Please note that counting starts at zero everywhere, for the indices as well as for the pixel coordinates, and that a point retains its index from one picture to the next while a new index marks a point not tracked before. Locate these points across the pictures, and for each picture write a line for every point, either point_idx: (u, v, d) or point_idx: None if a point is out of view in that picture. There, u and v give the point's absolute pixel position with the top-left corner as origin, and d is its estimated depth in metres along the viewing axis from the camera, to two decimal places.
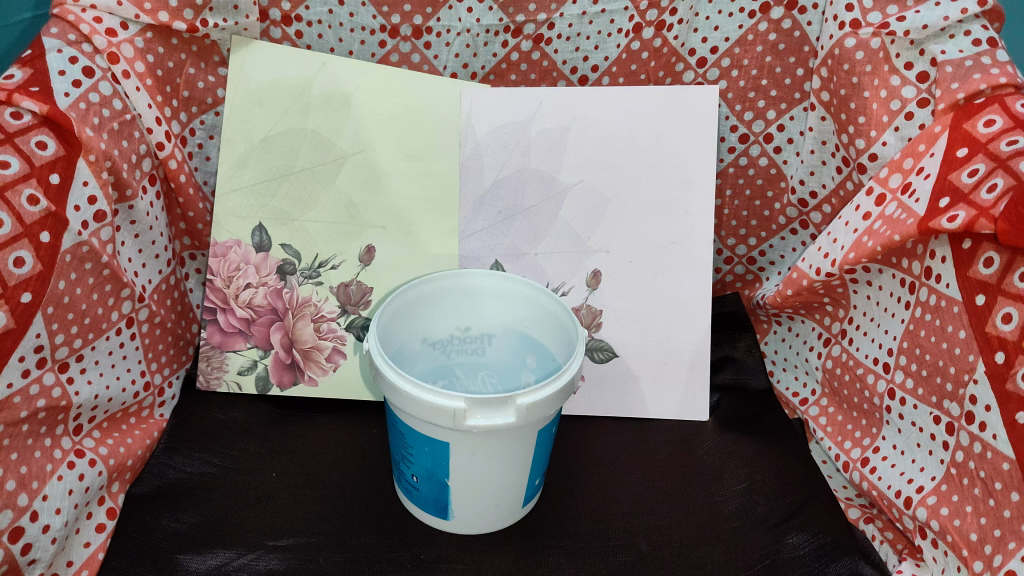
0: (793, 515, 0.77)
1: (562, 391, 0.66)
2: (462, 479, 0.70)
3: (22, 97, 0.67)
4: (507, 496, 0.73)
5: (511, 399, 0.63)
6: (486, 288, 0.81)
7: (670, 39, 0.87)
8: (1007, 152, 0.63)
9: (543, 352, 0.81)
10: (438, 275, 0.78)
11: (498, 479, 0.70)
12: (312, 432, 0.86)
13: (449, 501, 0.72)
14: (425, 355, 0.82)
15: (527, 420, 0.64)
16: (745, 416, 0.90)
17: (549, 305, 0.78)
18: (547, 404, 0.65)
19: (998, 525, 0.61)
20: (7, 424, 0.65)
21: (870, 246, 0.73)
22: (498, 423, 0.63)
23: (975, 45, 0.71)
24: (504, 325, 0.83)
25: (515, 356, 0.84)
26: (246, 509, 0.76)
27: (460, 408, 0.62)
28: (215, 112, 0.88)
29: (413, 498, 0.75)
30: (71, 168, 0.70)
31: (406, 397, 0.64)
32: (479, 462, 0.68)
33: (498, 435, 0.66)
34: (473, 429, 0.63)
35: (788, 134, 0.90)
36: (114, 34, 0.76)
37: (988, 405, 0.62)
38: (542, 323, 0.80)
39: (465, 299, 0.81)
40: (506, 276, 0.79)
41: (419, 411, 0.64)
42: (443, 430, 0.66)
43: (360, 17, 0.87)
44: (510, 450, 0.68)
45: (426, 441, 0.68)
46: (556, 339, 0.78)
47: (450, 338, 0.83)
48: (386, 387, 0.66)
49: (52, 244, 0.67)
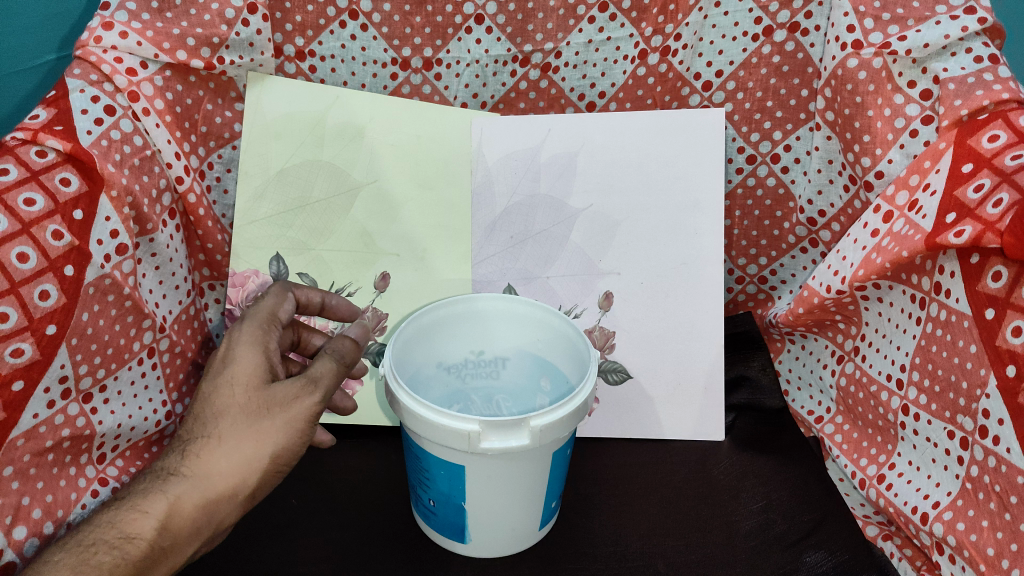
0: (809, 533, 0.78)
1: (577, 412, 0.67)
2: (479, 502, 0.70)
3: (47, 136, 0.70)
4: (522, 519, 0.73)
5: (526, 421, 0.63)
6: (498, 311, 0.81)
7: (675, 65, 0.88)
8: (1011, 166, 0.63)
9: (557, 374, 0.82)
10: (450, 301, 0.79)
11: (513, 502, 0.71)
12: (332, 459, 0.87)
13: (467, 524, 0.72)
14: (440, 380, 0.83)
15: (541, 442, 0.65)
16: (759, 436, 0.90)
17: (560, 327, 0.78)
18: (561, 426, 0.65)
19: (1014, 539, 0.61)
20: (34, 453, 0.67)
21: (879, 263, 0.74)
22: (513, 445, 0.64)
23: (977, 62, 0.72)
24: (517, 348, 0.84)
25: (530, 379, 0.84)
26: (266, 534, 0.78)
27: (475, 431, 0.62)
28: (232, 146, 0.90)
29: (430, 522, 0.76)
30: (93, 204, 0.72)
31: (422, 421, 0.65)
32: (494, 486, 0.69)
33: (513, 458, 0.66)
34: (488, 452, 0.63)
35: (794, 154, 0.91)
36: (134, 73, 0.78)
37: (1001, 418, 0.63)
38: (554, 344, 0.80)
39: (479, 322, 0.82)
40: (518, 300, 0.80)
41: (435, 434, 0.65)
42: (457, 455, 0.66)
43: (371, 51, 0.90)
44: (525, 472, 0.69)
45: (442, 465, 0.69)
46: (569, 360, 0.79)
47: (464, 362, 0.84)
48: (401, 411, 0.67)
49: (77, 278, 0.70)
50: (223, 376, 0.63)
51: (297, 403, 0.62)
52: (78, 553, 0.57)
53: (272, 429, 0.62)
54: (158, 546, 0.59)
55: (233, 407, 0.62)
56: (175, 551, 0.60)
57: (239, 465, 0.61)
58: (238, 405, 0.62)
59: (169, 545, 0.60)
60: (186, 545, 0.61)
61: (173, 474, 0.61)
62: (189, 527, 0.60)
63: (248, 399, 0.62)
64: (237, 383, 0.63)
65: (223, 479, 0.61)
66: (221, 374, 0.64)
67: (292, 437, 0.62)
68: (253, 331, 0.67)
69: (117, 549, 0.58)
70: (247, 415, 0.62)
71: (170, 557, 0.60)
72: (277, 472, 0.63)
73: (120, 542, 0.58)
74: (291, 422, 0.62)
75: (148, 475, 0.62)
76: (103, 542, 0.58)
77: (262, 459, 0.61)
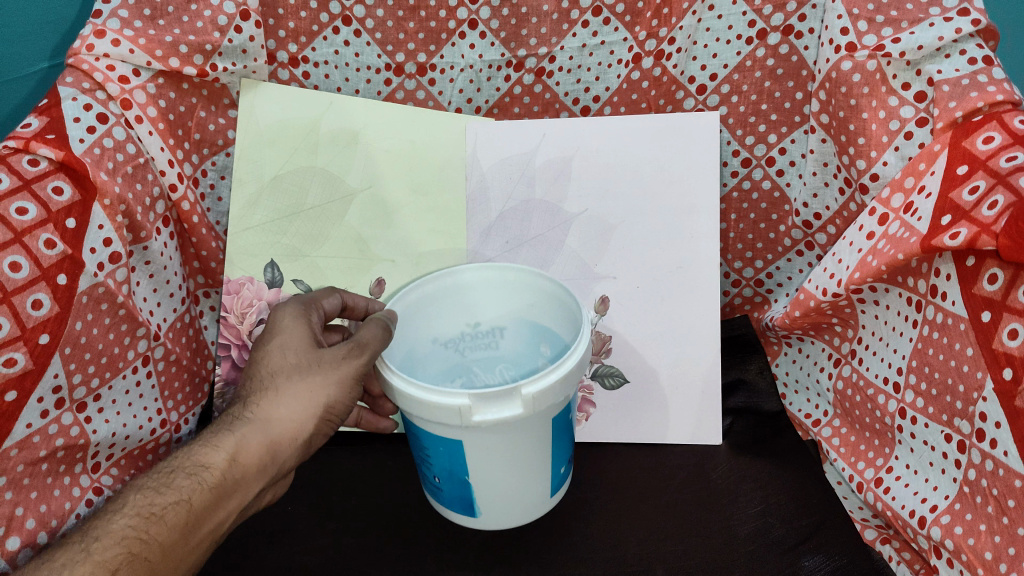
0: (808, 536, 0.78)
1: (570, 375, 0.64)
2: (481, 475, 0.70)
3: (39, 145, 0.70)
4: (528, 486, 0.73)
5: (517, 390, 0.62)
6: (487, 280, 0.80)
7: (670, 68, 0.88)
8: (1006, 168, 0.63)
9: (554, 338, 0.79)
10: (432, 277, 0.77)
11: (516, 471, 0.71)
12: (328, 466, 0.87)
13: (473, 496, 0.73)
14: (436, 357, 0.81)
15: (535, 409, 0.63)
16: (758, 440, 0.89)
17: (551, 290, 0.76)
18: (555, 389, 0.64)
19: (1011, 543, 0.61)
20: (28, 463, 0.67)
21: (875, 266, 0.73)
22: (506, 415, 0.62)
23: (971, 64, 0.72)
24: (513, 315, 0.82)
25: (530, 346, 0.82)
26: (263, 543, 0.79)
27: (465, 405, 0.61)
28: (226, 153, 0.90)
29: (440, 496, 0.76)
30: (86, 212, 0.72)
31: (414, 400, 0.63)
32: (495, 457, 0.68)
33: (509, 427, 0.65)
34: (481, 424, 0.62)
35: (789, 157, 0.91)
36: (127, 81, 0.78)
37: (998, 421, 0.62)
38: (549, 308, 0.78)
39: (470, 293, 0.81)
40: (506, 267, 0.78)
41: (428, 412, 0.63)
42: (452, 430, 0.65)
43: (365, 57, 0.89)
44: (524, 438, 0.68)
45: (439, 441, 0.68)
46: (562, 322, 0.77)
47: (462, 334, 0.82)
48: (392, 390, 0.65)
49: (70, 286, 0.70)
50: (276, 340, 0.66)
51: (351, 362, 0.64)
52: (155, 482, 0.59)
53: (330, 380, 0.64)
54: (227, 478, 0.60)
55: (290, 363, 0.65)
56: (243, 488, 0.62)
57: (297, 412, 0.63)
58: (293, 363, 0.65)
59: (238, 481, 0.61)
60: (254, 481, 0.62)
61: (236, 416, 0.63)
62: (256, 464, 0.62)
63: (306, 354, 0.65)
64: (289, 346, 0.66)
65: (284, 422, 0.63)
66: (276, 333, 0.67)
67: (344, 389, 0.65)
68: (296, 308, 0.69)
69: (192, 477, 0.59)
70: (305, 367, 0.65)
71: (238, 494, 0.61)
72: (329, 421, 0.66)
73: (193, 472, 0.59)
74: (345, 378, 0.65)
75: (212, 420, 0.64)
76: (179, 470, 0.60)
77: (319, 408, 0.64)
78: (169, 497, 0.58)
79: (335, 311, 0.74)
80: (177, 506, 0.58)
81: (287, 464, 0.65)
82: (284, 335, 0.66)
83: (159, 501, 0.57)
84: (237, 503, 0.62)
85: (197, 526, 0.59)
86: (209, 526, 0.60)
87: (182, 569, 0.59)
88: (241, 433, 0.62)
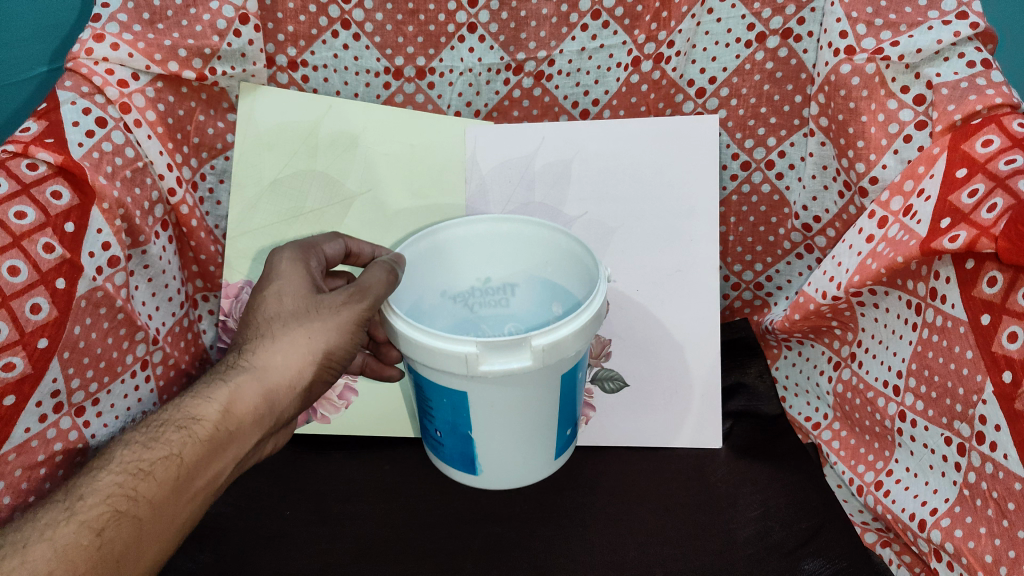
0: (807, 540, 0.78)
1: (583, 330, 0.64)
2: (484, 429, 0.70)
3: (38, 149, 0.69)
4: (532, 442, 0.73)
5: (526, 341, 0.61)
6: (501, 233, 0.80)
7: (669, 72, 0.88)
8: (1005, 171, 0.63)
9: (566, 296, 0.79)
10: (446, 224, 0.78)
11: (522, 425, 0.70)
12: (326, 470, 0.87)
13: (476, 450, 0.73)
14: (445, 310, 0.82)
15: (544, 362, 0.63)
16: (757, 442, 0.89)
17: (566, 245, 0.75)
18: (565, 344, 0.63)
19: (1012, 546, 0.61)
20: (26, 467, 0.68)
21: (874, 269, 0.73)
22: (514, 366, 0.62)
23: (970, 67, 0.73)
24: (525, 273, 0.82)
25: (541, 305, 0.82)
26: (262, 550, 0.79)
27: (473, 353, 0.61)
28: (225, 156, 0.90)
29: (443, 451, 0.76)
30: (85, 216, 0.72)
31: (420, 347, 0.63)
32: (500, 411, 0.68)
33: (517, 379, 0.65)
34: (488, 374, 0.62)
35: (789, 160, 0.91)
36: (126, 85, 0.78)
37: (998, 424, 0.62)
38: (564, 265, 0.78)
39: (483, 247, 0.81)
40: (521, 221, 0.77)
41: (434, 360, 0.63)
42: (457, 380, 0.65)
43: (364, 60, 0.89)
44: (532, 393, 0.67)
45: (444, 392, 0.68)
46: (576, 278, 0.76)
47: (472, 290, 0.82)
48: (399, 338, 0.65)
49: (68, 290, 0.70)
50: (274, 286, 0.67)
51: (351, 307, 0.65)
52: (147, 434, 0.60)
53: (331, 326, 0.65)
54: (221, 429, 0.62)
55: (288, 310, 0.66)
56: (239, 438, 0.63)
57: (296, 359, 0.65)
58: (290, 310, 0.66)
59: (232, 431, 0.62)
60: (251, 431, 0.64)
61: (232, 365, 0.64)
62: (251, 413, 0.63)
63: (303, 300, 0.66)
64: (287, 293, 0.67)
65: (283, 371, 0.65)
66: (273, 281, 0.68)
67: (344, 335, 0.66)
68: (295, 252, 0.70)
69: (182, 430, 0.60)
70: (303, 314, 0.66)
71: (234, 444, 0.63)
72: (330, 368, 0.67)
73: (184, 424, 0.60)
74: (344, 323, 0.66)
75: (208, 371, 0.65)
76: (171, 422, 0.61)
77: (317, 354, 0.65)
78: (161, 449, 0.59)
79: (338, 257, 0.74)
80: (166, 460, 0.59)
81: (287, 412, 0.66)
82: (282, 281, 0.67)
83: (148, 456, 0.59)
84: (234, 454, 0.63)
85: (189, 478, 0.60)
86: (205, 478, 0.61)
87: (178, 523, 0.60)
88: (234, 383, 0.63)
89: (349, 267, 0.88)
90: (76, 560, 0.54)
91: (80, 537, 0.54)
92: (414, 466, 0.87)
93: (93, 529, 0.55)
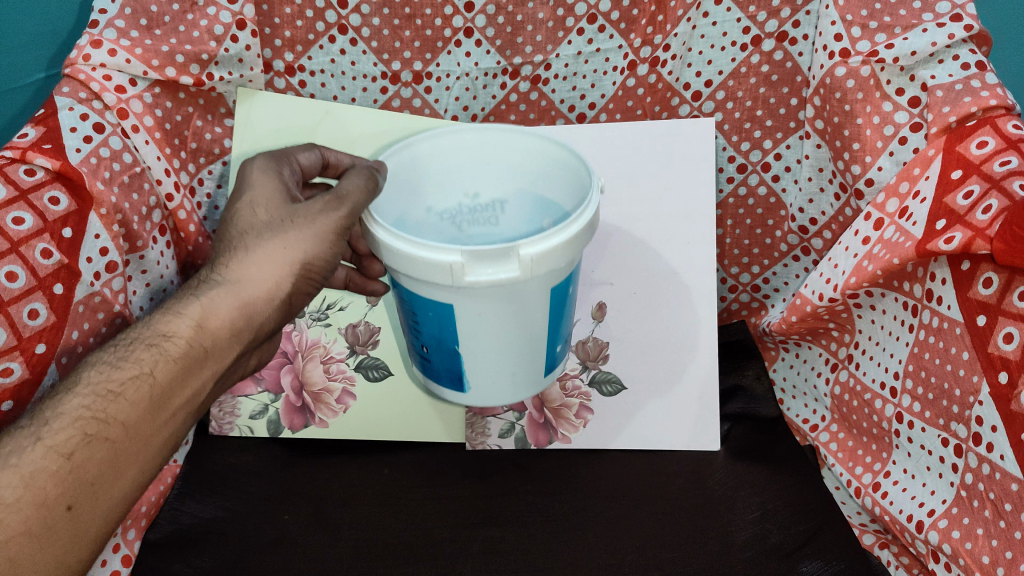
0: (806, 542, 0.79)
1: (575, 240, 0.61)
2: (471, 343, 0.67)
3: (36, 155, 0.70)
4: (520, 357, 0.71)
5: (514, 250, 0.58)
6: (488, 144, 0.73)
7: (665, 75, 0.88)
8: (1000, 172, 0.64)
9: (562, 211, 0.72)
10: (428, 133, 0.71)
11: (510, 342, 0.68)
12: (324, 473, 0.87)
13: (464, 368, 0.71)
14: (423, 226, 0.75)
15: (533, 273, 0.59)
16: (756, 445, 0.89)
17: (563, 154, 0.69)
18: (556, 254, 0.60)
19: (1009, 547, 0.61)
20: None
21: (870, 271, 0.74)
22: (501, 277, 0.59)
23: (964, 70, 0.72)
24: (517, 188, 0.75)
25: (534, 222, 0.75)
26: (260, 555, 0.79)
27: (456, 262, 0.58)
28: (223, 162, 0.90)
29: (429, 370, 0.74)
30: (83, 222, 0.72)
31: (400, 256, 0.60)
32: (487, 324, 0.65)
33: (505, 289, 0.62)
34: (473, 285, 0.59)
35: (785, 162, 0.91)
36: (124, 90, 0.78)
37: (994, 425, 0.63)
38: (557, 179, 0.72)
39: (467, 159, 0.74)
40: (513, 126, 0.71)
41: (415, 270, 0.60)
42: (441, 291, 0.62)
43: (361, 65, 0.89)
44: (523, 307, 0.65)
45: (429, 305, 0.65)
46: (574, 186, 0.70)
47: (459, 207, 0.76)
48: (377, 246, 0.62)
49: (66, 296, 0.70)
50: (246, 197, 0.66)
51: (328, 214, 0.63)
52: (117, 352, 0.60)
53: (306, 235, 0.63)
54: (192, 344, 0.61)
55: (261, 221, 0.64)
56: (214, 353, 0.63)
57: (269, 272, 0.63)
58: (263, 222, 0.64)
59: (206, 347, 0.62)
60: (226, 344, 0.63)
61: (206, 281, 0.64)
62: (225, 328, 0.63)
63: (276, 209, 0.65)
64: (259, 204, 0.65)
65: (257, 285, 0.63)
66: (247, 191, 0.66)
67: (321, 244, 0.64)
68: (267, 160, 0.68)
69: (152, 348, 0.60)
70: (277, 222, 0.64)
71: (209, 358, 0.62)
72: (310, 280, 0.65)
73: (154, 343, 0.60)
74: (323, 232, 0.63)
75: (181, 286, 0.65)
76: (142, 340, 0.60)
77: (294, 264, 0.64)
78: (131, 368, 0.59)
79: (314, 165, 0.72)
80: (137, 379, 0.58)
81: (266, 326, 0.66)
82: (255, 191, 0.66)
83: (117, 376, 0.58)
84: (209, 370, 0.63)
85: (163, 397, 0.60)
86: (180, 396, 0.61)
87: (155, 442, 0.60)
88: (205, 299, 0.62)
89: (325, 180, 0.83)
90: (46, 484, 0.54)
91: (48, 460, 0.54)
92: (413, 469, 0.87)
93: (63, 452, 0.55)
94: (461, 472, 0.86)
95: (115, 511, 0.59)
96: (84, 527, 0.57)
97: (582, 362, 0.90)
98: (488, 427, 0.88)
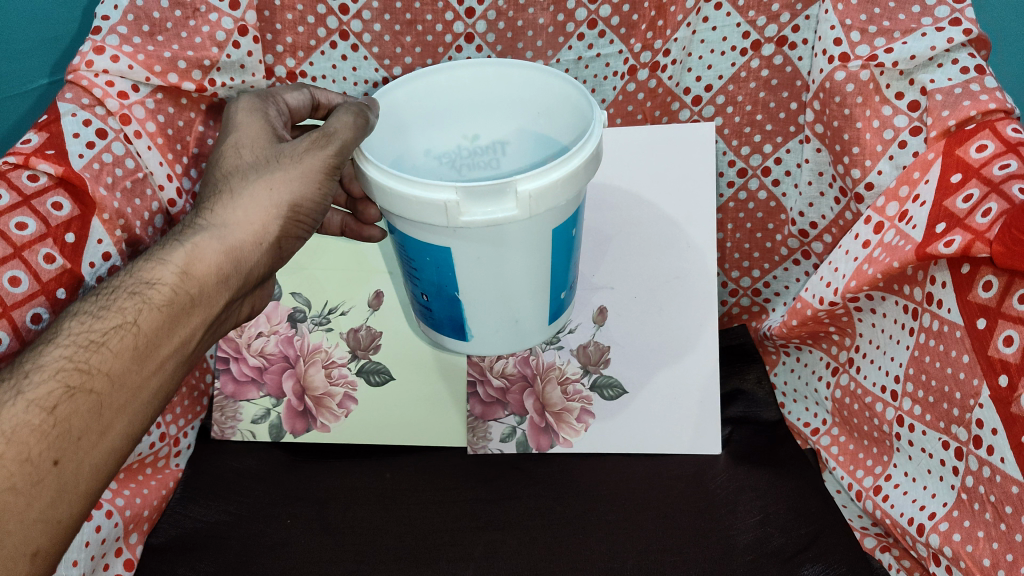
0: (807, 546, 0.79)
1: (574, 174, 0.62)
2: (470, 289, 0.70)
3: (39, 160, 0.70)
4: (518, 303, 0.73)
5: (510, 188, 0.60)
6: (488, 79, 0.77)
7: (665, 80, 0.88)
8: (999, 176, 0.64)
9: (559, 148, 0.78)
10: (431, 69, 0.75)
11: (510, 287, 0.71)
12: (327, 475, 0.87)
13: (464, 315, 0.73)
14: (433, 170, 0.80)
15: (530, 210, 0.62)
16: (756, 449, 0.89)
17: (562, 88, 0.73)
18: (554, 190, 0.62)
19: (1009, 549, 0.62)
20: None
21: (870, 274, 0.74)
22: (498, 215, 0.61)
23: (964, 73, 0.73)
24: (515, 128, 0.80)
25: (533, 160, 0.81)
26: (262, 559, 0.80)
27: (451, 201, 0.60)
28: None
29: (433, 317, 0.77)
30: (85, 227, 0.73)
31: (396, 197, 0.62)
32: (486, 268, 0.68)
33: (503, 230, 0.64)
34: (470, 224, 0.61)
35: (785, 167, 0.91)
36: (126, 96, 0.78)
37: (994, 429, 0.63)
38: (554, 110, 0.76)
39: (470, 97, 0.78)
40: (512, 62, 0.75)
41: (412, 212, 0.62)
42: (440, 234, 0.64)
43: (362, 71, 0.88)
44: (521, 250, 0.67)
45: (427, 251, 0.67)
46: (570, 121, 0.74)
47: (459, 149, 0.81)
48: (373, 188, 0.64)
49: (69, 300, 0.71)
50: (230, 140, 0.67)
51: (315, 154, 0.65)
52: (99, 301, 0.59)
53: (293, 175, 0.64)
54: (179, 290, 0.60)
55: (245, 164, 0.65)
56: (202, 301, 0.61)
57: (256, 215, 0.64)
58: (247, 166, 0.65)
59: (193, 294, 0.61)
60: (215, 292, 0.62)
61: (190, 227, 0.63)
62: (212, 274, 0.62)
63: (262, 151, 0.66)
64: (244, 147, 0.66)
65: (244, 230, 0.63)
66: (232, 135, 0.67)
67: (308, 184, 0.65)
68: (251, 103, 0.70)
69: (135, 296, 0.58)
70: (263, 164, 0.65)
71: (197, 305, 0.61)
72: (297, 223, 0.66)
73: (138, 290, 0.59)
74: (310, 170, 0.64)
75: (164, 237, 0.64)
76: (125, 288, 0.59)
77: (281, 205, 0.64)
78: (115, 316, 0.58)
79: (302, 106, 0.75)
80: (121, 327, 0.57)
81: (253, 272, 0.65)
82: (239, 135, 0.67)
83: (99, 326, 0.57)
84: (197, 319, 0.61)
85: (148, 345, 0.59)
86: (167, 345, 0.60)
87: (142, 393, 0.59)
88: (190, 244, 0.61)
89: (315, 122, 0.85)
90: (29, 438, 0.52)
91: (32, 410, 0.53)
92: (414, 472, 0.87)
93: (46, 403, 0.54)
94: (462, 475, 0.87)
95: (106, 466, 0.57)
96: (74, 482, 0.55)
97: (582, 365, 0.89)
98: (488, 431, 0.88)
